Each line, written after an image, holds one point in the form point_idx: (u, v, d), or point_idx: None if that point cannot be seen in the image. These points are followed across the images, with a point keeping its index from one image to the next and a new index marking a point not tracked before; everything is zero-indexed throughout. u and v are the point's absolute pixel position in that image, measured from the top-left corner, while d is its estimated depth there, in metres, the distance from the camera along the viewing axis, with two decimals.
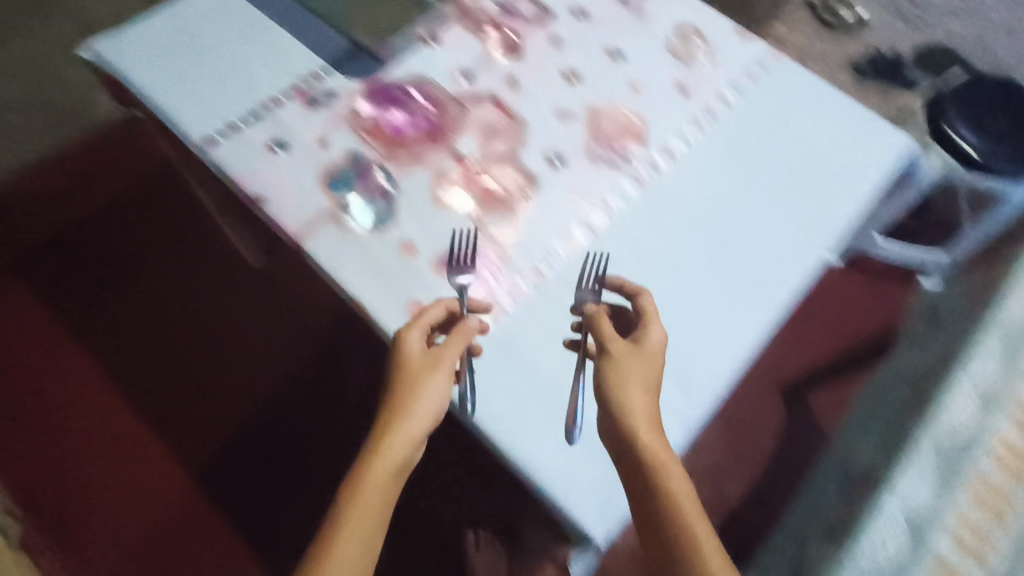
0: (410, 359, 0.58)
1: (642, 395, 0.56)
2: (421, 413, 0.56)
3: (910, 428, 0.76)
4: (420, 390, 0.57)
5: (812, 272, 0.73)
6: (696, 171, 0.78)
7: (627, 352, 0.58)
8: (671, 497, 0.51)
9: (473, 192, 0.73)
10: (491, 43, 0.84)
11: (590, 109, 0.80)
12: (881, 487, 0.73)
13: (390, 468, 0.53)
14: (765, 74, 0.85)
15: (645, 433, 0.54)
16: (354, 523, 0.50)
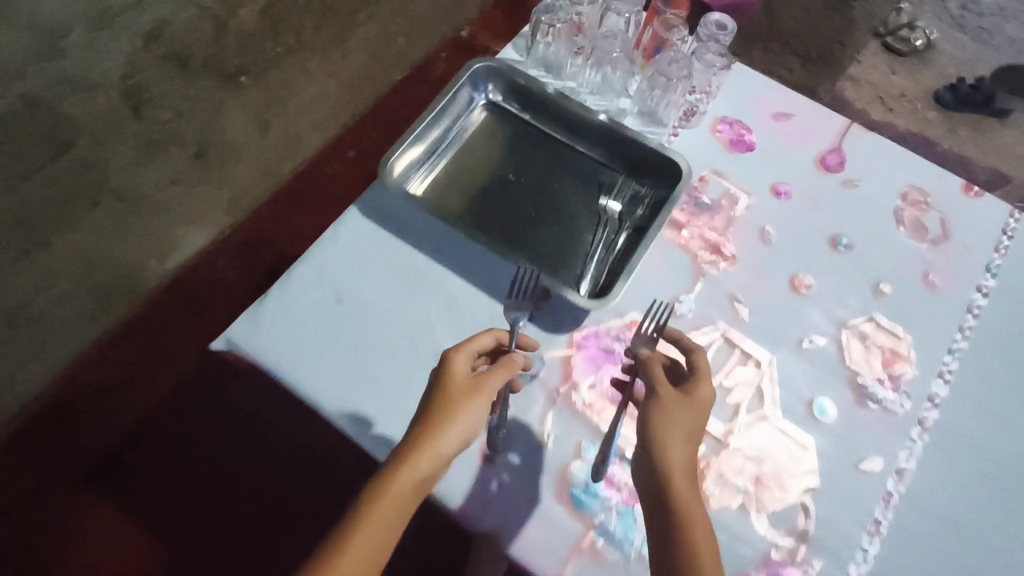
0: (451, 380, 0.53)
1: (680, 447, 0.50)
2: (453, 438, 0.50)
3: None
4: (456, 417, 0.51)
5: None
6: (986, 397, 0.64)
7: (674, 401, 0.53)
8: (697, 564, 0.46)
9: (742, 479, 0.59)
10: (698, 250, 0.69)
11: (836, 327, 0.66)
12: None
13: (410, 485, 0.48)
14: (1014, 245, 0.72)
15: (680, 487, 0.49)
16: (360, 539, 0.45)
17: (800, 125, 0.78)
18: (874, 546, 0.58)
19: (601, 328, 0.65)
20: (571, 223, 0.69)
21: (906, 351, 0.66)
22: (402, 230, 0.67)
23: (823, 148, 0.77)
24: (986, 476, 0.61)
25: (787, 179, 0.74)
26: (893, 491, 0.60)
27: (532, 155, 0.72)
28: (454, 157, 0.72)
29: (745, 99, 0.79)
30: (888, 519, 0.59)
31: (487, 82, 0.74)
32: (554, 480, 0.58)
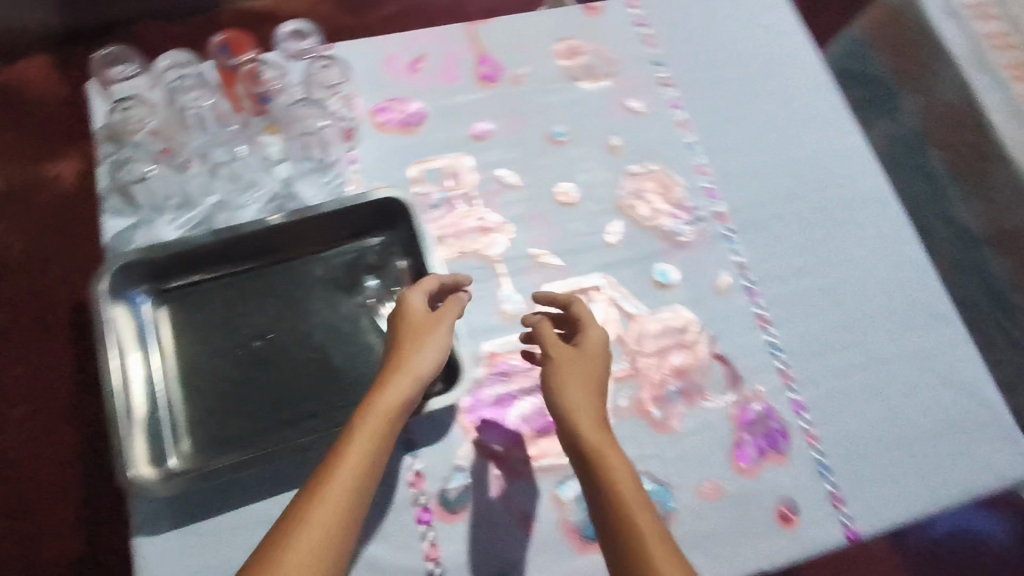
0: (410, 314, 0.50)
1: (586, 402, 0.48)
2: (417, 362, 0.47)
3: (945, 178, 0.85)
4: (421, 341, 0.49)
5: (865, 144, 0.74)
6: (734, 161, 0.72)
7: (571, 364, 0.50)
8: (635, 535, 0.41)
9: (669, 383, 0.61)
10: (476, 246, 0.64)
11: (615, 205, 0.68)
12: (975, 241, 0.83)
13: (379, 424, 0.44)
14: (654, 30, 0.78)
15: (602, 450, 0.46)
16: (353, 453, 0.42)
17: (435, 59, 0.72)
18: (778, 332, 0.65)
19: (475, 389, 0.59)
20: (363, 332, 0.59)
21: (667, 176, 0.70)
22: (220, 498, 0.52)
23: (472, 64, 0.73)
24: (778, 212, 0.70)
25: (474, 118, 0.70)
26: (750, 283, 0.66)
27: (256, 305, 0.59)
28: (184, 387, 0.55)
29: (374, 72, 0.70)
30: (766, 305, 0.66)
31: (131, 281, 0.57)
32: (563, 541, 0.54)
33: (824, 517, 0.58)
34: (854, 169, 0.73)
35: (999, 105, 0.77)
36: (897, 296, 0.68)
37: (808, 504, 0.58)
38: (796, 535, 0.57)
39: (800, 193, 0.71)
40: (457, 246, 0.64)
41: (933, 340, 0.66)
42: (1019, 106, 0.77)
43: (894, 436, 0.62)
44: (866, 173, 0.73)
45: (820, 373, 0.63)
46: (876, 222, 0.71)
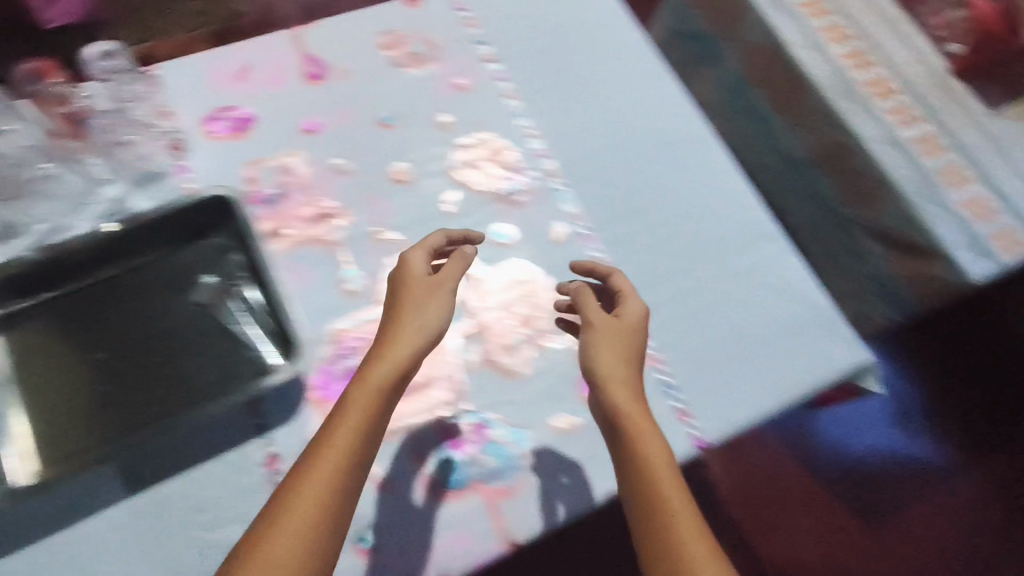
0: (411, 277, 0.55)
1: (620, 372, 0.54)
2: (415, 325, 0.52)
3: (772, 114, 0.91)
4: (421, 305, 0.53)
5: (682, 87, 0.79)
6: (561, 119, 0.76)
7: (607, 329, 0.57)
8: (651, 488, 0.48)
9: (515, 330, 0.64)
10: (316, 234, 0.67)
11: (449, 177, 0.71)
12: (806, 168, 0.90)
13: (375, 386, 0.48)
14: (473, 13, 0.82)
15: (631, 414, 0.52)
16: (346, 419, 0.47)
17: (261, 65, 0.74)
18: (616, 272, 0.68)
19: (325, 365, 0.61)
20: (218, 351, 0.59)
21: (498, 142, 0.74)
22: (73, 506, 0.54)
23: (297, 65, 0.75)
24: (606, 160, 0.74)
25: (304, 114, 0.73)
26: (584, 229, 0.70)
27: (95, 319, 0.60)
28: (24, 406, 0.55)
29: (199, 84, 0.72)
30: (604, 248, 0.70)
31: None
32: (422, 495, 0.57)
33: (672, 431, 0.62)
34: (672, 111, 0.78)
35: (798, 38, 0.84)
36: (724, 220, 0.72)
37: (657, 421, 0.62)
38: None
39: (625, 138, 0.75)
40: (295, 236, 0.66)
41: (758, 256, 0.71)
42: (816, 36, 0.84)
43: (734, 348, 0.66)
44: (684, 113, 0.78)
45: (657, 300, 0.68)
46: (698, 156, 0.76)
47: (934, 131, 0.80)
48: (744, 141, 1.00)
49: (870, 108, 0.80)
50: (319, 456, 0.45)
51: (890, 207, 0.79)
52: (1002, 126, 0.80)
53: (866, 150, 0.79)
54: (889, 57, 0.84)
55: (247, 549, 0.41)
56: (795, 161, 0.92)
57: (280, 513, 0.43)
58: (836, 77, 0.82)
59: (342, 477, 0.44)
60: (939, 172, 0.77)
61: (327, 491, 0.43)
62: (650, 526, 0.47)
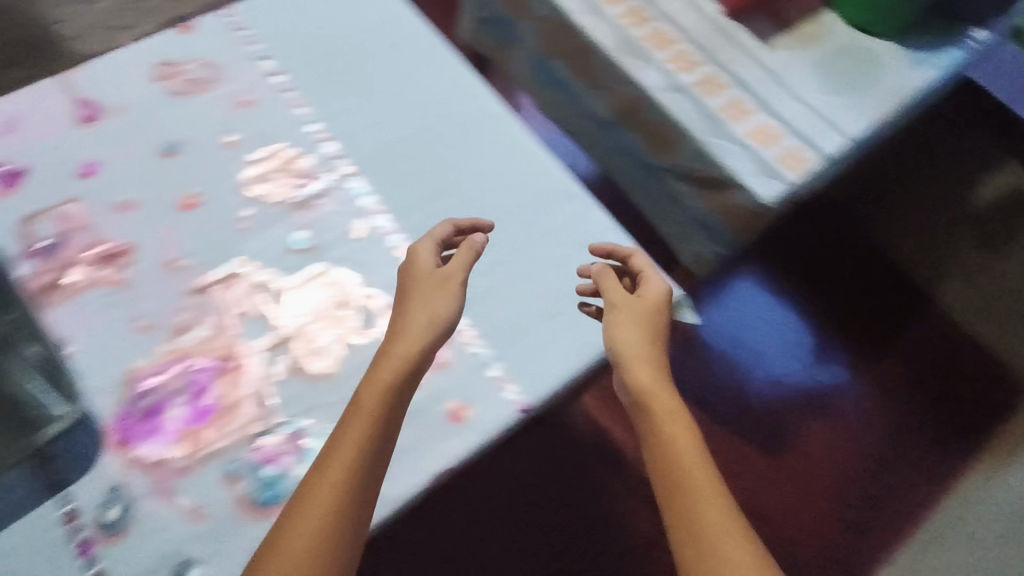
0: (416, 274, 0.59)
1: (635, 342, 0.57)
2: (423, 319, 0.55)
3: (574, 82, 0.95)
4: (429, 302, 0.56)
5: (470, 68, 0.80)
6: (352, 120, 0.76)
7: (628, 304, 0.60)
8: (665, 445, 0.51)
9: (322, 334, 0.63)
10: (103, 278, 0.64)
11: (242, 195, 0.70)
12: (614, 128, 0.93)
13: (385, 382, 0.51)
14: (253, 30, 0.81)
15: (643, 380, 0.55)
16: (359, 416, 0.49)
17: (27, 117, 0.71)
18: None
19: (125, 408, 0.58)
20: (9, 414, 0.59)
21: (290, 152, 0.73)
22: None
23: (68, 111, 0.72)
24: (401, 150, 0.74)
25: (80, 159, 0.70)
26: (384, 223, 0.70)
27: None
28: None
29: None
30: (407, 235, 0.70)
31: None
32: (238, 518, 0.55)
33: (494, 400, 0.62)
34: (461, 91, 0.79)
35: (578, 6, 0.88)
36: (524, 189, 0.74)
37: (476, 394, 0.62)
38: (469, 425, 0.61)
39: (418, 126, 0.76)
40: (79, 284, 0.64)
41: (562, 216, 0.72)
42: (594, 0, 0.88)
43: (550, 307, 0.67)
44: (473, 92, 0.79)
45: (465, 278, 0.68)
46: (493, 129, 0.77)
47: (714, 71, 0.85)
48: (561, 115, 1.04)
49: (649, 61, 0.85)
50: (337, 449, 0.48)
51: (684, 149, 0.83)
52: (771, 59, 0.88)
53: (654, 99, 0.83)
54: (664, 11, 0.89)
55: (272, 536, 0.45)
56: (603, 125, 0.96)
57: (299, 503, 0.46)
58: (617, 37, 0.86)
59: (357, 472, 0.47)
60: (721, 107, 0.82)
61: (342, 483, 0.46)
62: (663, 470, 0.50)
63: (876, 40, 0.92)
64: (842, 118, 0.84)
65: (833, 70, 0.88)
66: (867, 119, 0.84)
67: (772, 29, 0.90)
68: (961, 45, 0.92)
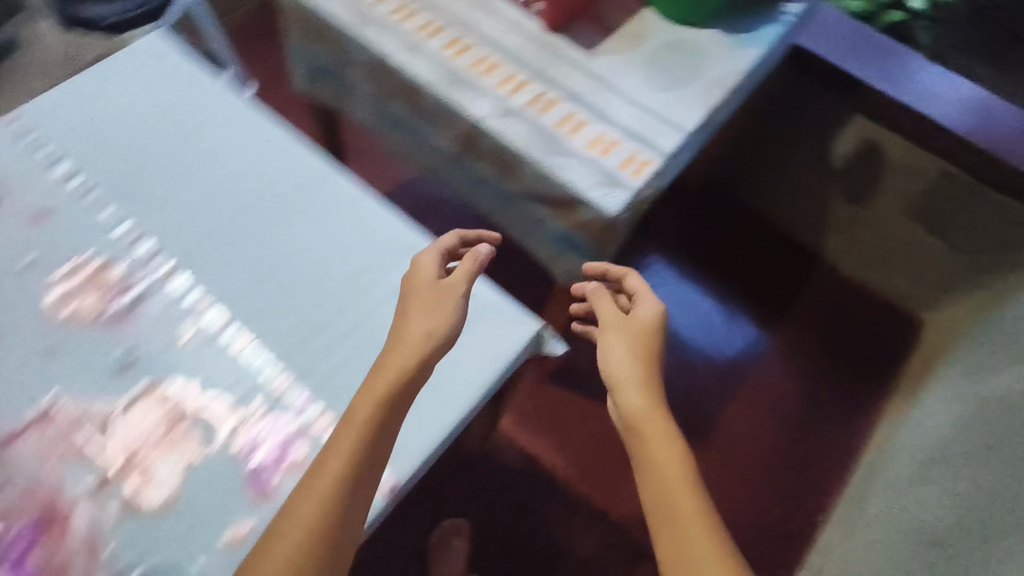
0: (418, 287, 0.63)
1: (631, 363, 0.61)
2: (421, 334, 0.59)
3: (411, 122, 0.92)
4: (428, 315, 0.60)
5: (289, 135, 0.77)
6: (166, 214, 0.71)
7: (622, 325, 0.65)
8: (652, 466, 0.54)
9: (156, 460, 0.57)
10: None
11: (48, 320, 0.63)
12: (460, 162, 0.91)
13: (379, 400, 0.55)
14: (43, 132, 0.74)
15: (635, 400, 0.58)
16: (354, 433, 0.53)
17: None
18: (259, 346, 0.64)
19: None
20: None
21: (99, 262, 0.67)
22: None
23: None
24: (224, 237, 0.70)
25: None
26: (213, 318, 0.65)
27: None
28: None
29: None
30: (242, 326, 0.65)
31: None
32: None
33: None
34: (285, 161, 0.75)
35: (396, 47, 0.85)
36: (363, 252, 0.70)
37: None
38: None
39: (244, 207, 0.71)
40: None
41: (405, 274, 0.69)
42: (411, 36, 0.86)
43: None
44: (303, 160, 0.75)
45: (310, 360, 0.63)
46: (327, 197, 0.73)
47: (544, 88, 0.84)
48: (409, 156, 1.01)
49: (476, 90, 0.83)
50: (331, 461, 0.52)
51: (527, 173, 0.81)
52: (599, 67, 0.87)
53: (485, 127, 0.81)
54: (484, 35, 0.88)
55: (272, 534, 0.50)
56: (449, 161, 0.93)
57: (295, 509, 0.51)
58: (440, 72, 0.84)
59: (346, 485, 0.52)
60: (553, 126, 0.81)
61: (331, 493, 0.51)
62: (652, 489, 0.54)
63: (697, 30, 0.94)
64: (675, 113, 0.85)
65: (660, 67, 0.89)
66: (699, 110, 0.85)
67: (593, 37, 0.90)
68: (778, 21, 0.96)
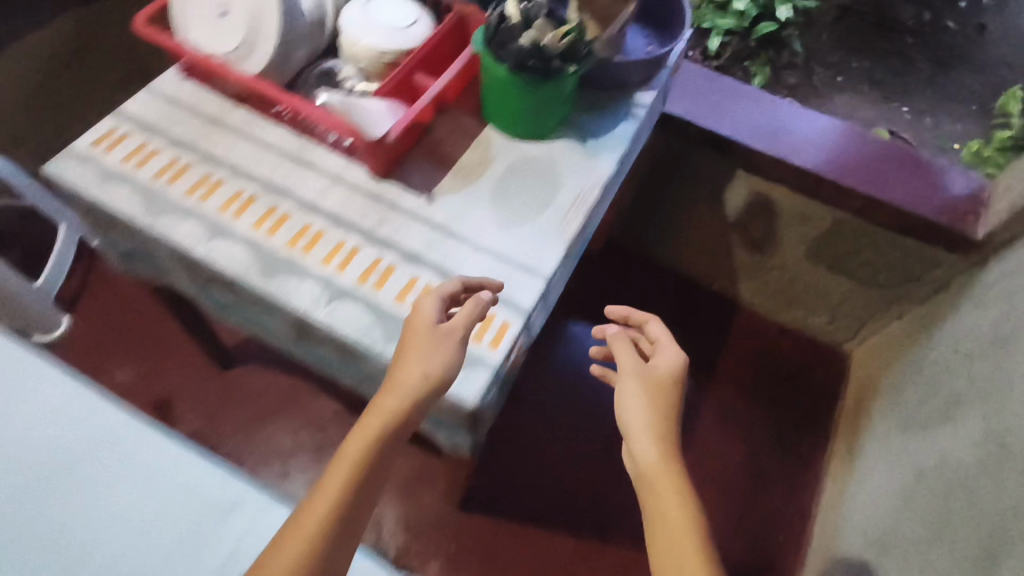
0: (414, 324, 0.65)
1: (649, 409, 0.67)
2: (416, 373, 0.61)
3: (236, 308, 0.79)
4: (424, 355, 0.63)
5: (102, 396, 0.71)
6: None
7: (640, 370, 0.70)
8: (656, 515, 0.61)
9: None
10: None
11: None
12: (300, 345, 0.78)
13: (368, 448, 0.59)
14: None
15: (648, 448, 0.65)
16: (339, 476, 0.58)
17: None
18: None
19: None
20: None
21: None
22: None
23: None
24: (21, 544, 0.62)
25: None
26: None
27: None
28: None
29: None
30: None
31: None
32: None
33: None
34: (94, 429, 0.69)
35: (198, 235, 0.73)
36: (186, 529, 0.64)
37: None
38: None
39: (26, 494, 0.65)
40: None
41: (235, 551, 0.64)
42: (215, 218, 0.74)
43: None
44: (94, 403, 0.71)
45: None
46: (125, 448, 0.68)
47: (379, 253, 0.74)
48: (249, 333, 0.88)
49: (294, 277, 0.71)
50: (312, 500, 0.57)
51: (369, 364, 0.70)
52: (440, 214, 0.77)
53: (311, 319, 0.69)
54: (304, 200, 0.77)
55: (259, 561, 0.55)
56: (288, 344, 0.80)
57: (279, 538, 0.56)
58: (253, 256, 0.72)
59: (338, 511, 0.57)
60: (392, 304, 0.70)
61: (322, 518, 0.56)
62: (656, 538, 0.60)
63: (545, 142, 0.85)
64: (533, 257, 0.75)
65: (510, 200, 0.79)
66: (560, 246, 0.76)
67: (430, 177, 0.80)
68: (631, 116, 0.89)
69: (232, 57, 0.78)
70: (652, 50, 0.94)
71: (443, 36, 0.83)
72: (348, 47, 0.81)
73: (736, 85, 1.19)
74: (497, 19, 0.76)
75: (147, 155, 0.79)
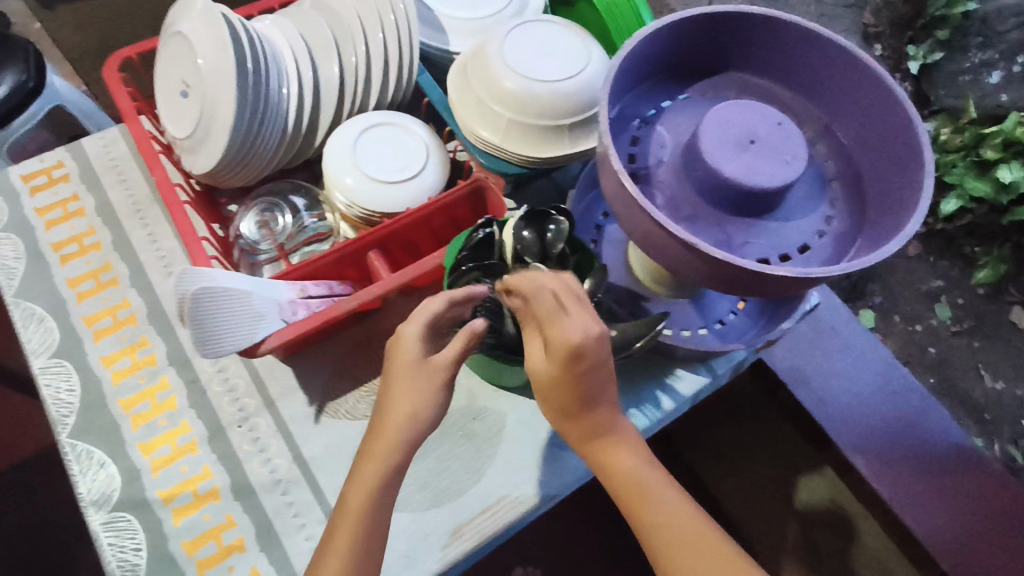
0: (393, 358, 0.46)
1: (587, 415, 0.44)
2: (407, 411, 0.44)
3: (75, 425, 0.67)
4: (413, 393, 0.44)
5: None
6: None
7: (550, 372, 0.42)
8: (643, 524, 0.42)
9: None
10: None
11: None
12: None
13: (358, 511, 0.42)
14: None
15: (606, 457, 0.44)
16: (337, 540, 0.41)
17: None
18: None
19: None
20: None
21: None
22: None
23: None
24: None
25: None
26: None
27: None
28: None
29: None
30: None
31: None
32: None
33: None
34: None
35: (49, 344, 0.60)
36: None
37: None
38: None
39: None
40: None
41: None
42: (78, 330, 0.61)
43: None
44: None
45: None
46: None
47: (213, 462, 0.57)
48: None
49: (99, 458, 0.57)
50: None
51: None
52: (314, 445, 0.58)
53: (88, 516, 0.55)
54: (183, 347, 0.61)
55: None
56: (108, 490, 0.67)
57: None
58: (83, 403, 0.58)
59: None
60: (181, 544, 0.54)
61: None
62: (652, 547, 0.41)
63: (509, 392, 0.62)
64: (392, 566, 0.55)
65: (416, 463, 0.59)
66: (429, 568, 0.55)
67: (337, 381, 0.61)
68: (646, 405, 0.63)
69: (184, 145, 0.61)
70: (734, 315, 0.64)
71: (437, 210, 0.60)
72: (327, 184, 0.62)
73: (887, 360, 0.83)
74: (478, 242, 0.52)
75: (66, 212, 0.66)
